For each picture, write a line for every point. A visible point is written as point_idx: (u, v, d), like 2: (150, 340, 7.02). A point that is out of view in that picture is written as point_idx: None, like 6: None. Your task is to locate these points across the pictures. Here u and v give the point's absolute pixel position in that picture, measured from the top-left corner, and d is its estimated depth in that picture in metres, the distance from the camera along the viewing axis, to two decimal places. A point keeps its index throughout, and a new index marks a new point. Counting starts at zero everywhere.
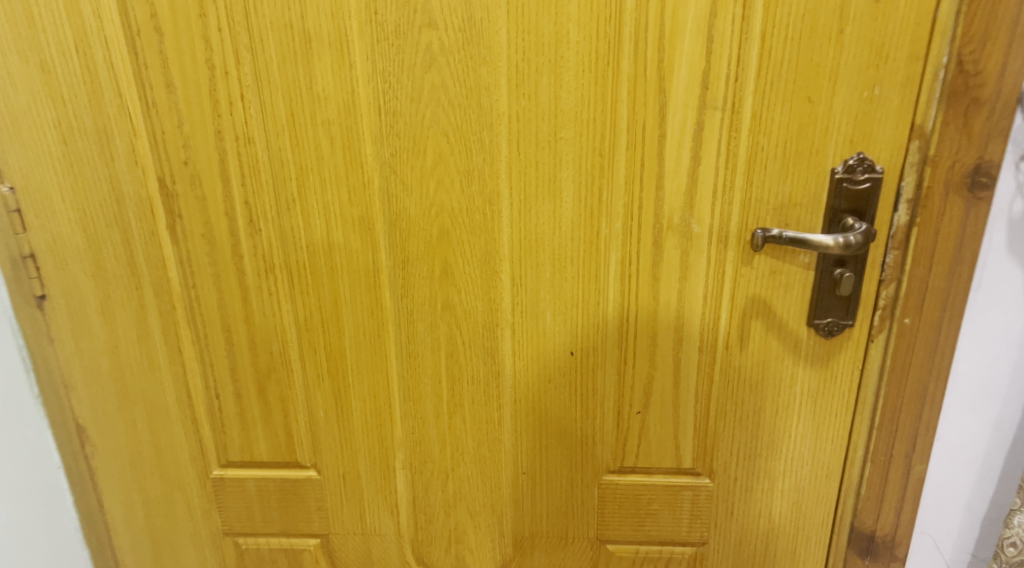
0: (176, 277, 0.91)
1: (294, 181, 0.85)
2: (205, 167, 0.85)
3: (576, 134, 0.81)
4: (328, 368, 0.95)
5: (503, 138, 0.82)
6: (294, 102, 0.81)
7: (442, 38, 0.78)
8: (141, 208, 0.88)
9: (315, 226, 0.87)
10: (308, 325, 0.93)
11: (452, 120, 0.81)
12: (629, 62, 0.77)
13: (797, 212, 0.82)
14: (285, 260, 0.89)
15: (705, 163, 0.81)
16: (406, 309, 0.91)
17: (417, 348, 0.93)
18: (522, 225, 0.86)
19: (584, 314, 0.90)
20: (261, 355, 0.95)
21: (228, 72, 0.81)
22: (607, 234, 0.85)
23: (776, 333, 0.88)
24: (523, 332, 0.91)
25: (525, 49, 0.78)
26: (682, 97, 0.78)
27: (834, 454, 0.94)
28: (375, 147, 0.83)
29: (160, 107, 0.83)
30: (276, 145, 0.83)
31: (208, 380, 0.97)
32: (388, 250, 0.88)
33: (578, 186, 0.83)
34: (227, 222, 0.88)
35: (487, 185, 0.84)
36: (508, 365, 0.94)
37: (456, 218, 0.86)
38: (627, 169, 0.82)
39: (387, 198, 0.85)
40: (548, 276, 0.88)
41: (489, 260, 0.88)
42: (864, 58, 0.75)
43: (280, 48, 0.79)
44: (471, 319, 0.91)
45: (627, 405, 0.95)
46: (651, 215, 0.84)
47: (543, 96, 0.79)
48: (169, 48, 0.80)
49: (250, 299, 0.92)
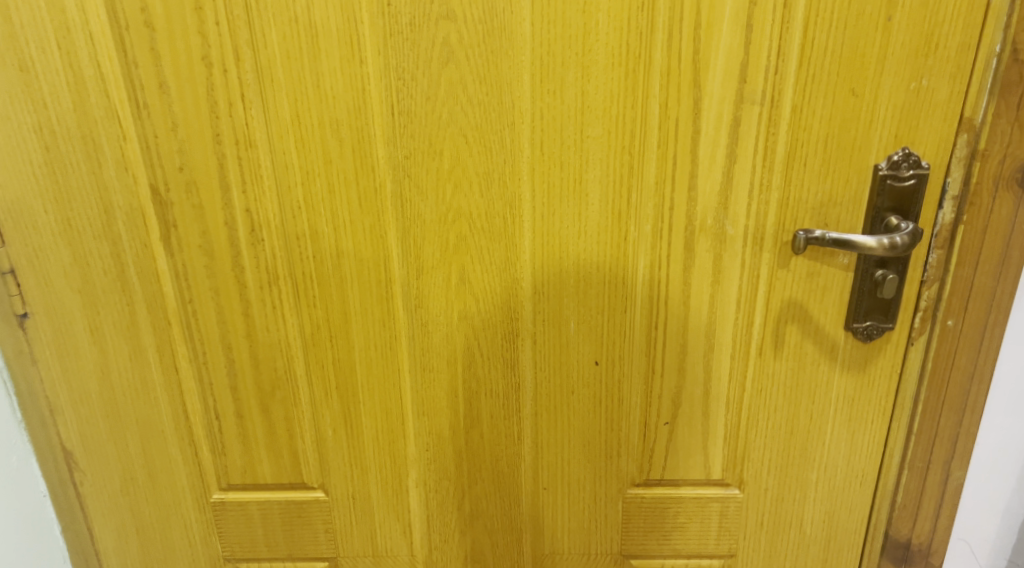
0: (171, 291, 0.85)
1: (300, 187, 0.79)
2: (202, 173, 0.78)
3: (604, 132, 0.75)
4: (337, 385, 0.90)
5: (525, 137, 0.76)
6: (300, 102, 0.75)
7: (461, 30, 0.72)
8: (132, 218, 0.81)
9: (323, 235, 0.81)
10: (315, 339, 0.87)
11: (471, 119, 0.76)
12: (662, 54, 0.72)
13: (837, 211, 0.77)
14: (290, 270, 0.83)
15: (742, 161, 0.76)
16: (420, 321, 0.86)
17: (432, 361, 0.88)
18: (545, 230, 0.81)
19: (610, 321, 0.85)
20: (265, 372, 0.89)
21: (226, 70, 0.74)
22: (636, 238, 0.80)
23: (811, 338, 0.84)
24: (544, 342, 0.87)
25: (550, 41, 0.72)
26: (718, 91, 0.73)
27: (869, 461, 0.90)
28: (387, 149, 0.77)
29: (152, 109, 0.76)
30: (280, 149, 0.77)
31: (207, 400, 0.91)
32: (401, 258, 0.83)
33: (606, 187, 0.78)
34: (227, 232, 0.81)
35: (509, 188, 0.79)
36: (529, 376, 0.89)
37: (475, 222, 0.81)
38: (658, 169, 0.77)
39: (400, 203, 0.80)
40: (572, 283, 0.83)
41: (509, 268, 0.83)
42: (912, 48, 0.71)
43: (283, 44, 0.73)
44: (490, 329, 0.86)
45: (654, 415, 0.90)
46: (683, 217, 0.79)
47: (569, 92, 0.74)
48: (161, 44, 0.73)
49: (252, 314, 0.86)
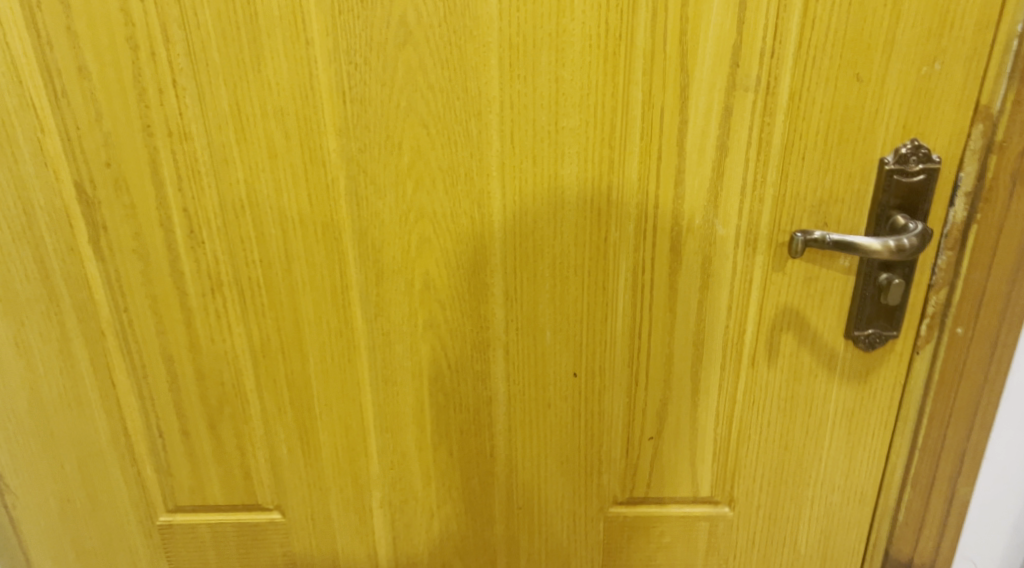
0: (103, 299, 0.76)
1: (243, 184, 0.71)
2: (132, 169, 0.70)
3: (581, 122, 0.67)
4: (292, 399, 0.82)
5: (494, 129, 0.68)
6: (240, 89, 0.67)
7: (419, 8, 0.64)
8: (55, 219, 0.72)
9: (271, 236, 0.73)
10: (266, 350, 0.79)
11: (433, 108, 0.68)
12: (645, 35, 0.64)
13: (837, 209, 0.70)
14: (235, 276, 0.75)
15: (734, 154, 0.68)
16: (381, 330, 0.78)
17: (395, 374, 0.81)
18: (517, 231, 0.73)
19: (589, 330, 0.78)
20: (212, 386, 0.81)
21: (155, 53, 0.65)
22: (617, 239, 0.73)
23: (808, 346, 0.77)
24: (518, 352, 0.79)
25: (520, 20, 0.64)
26: (708, 77, 0.65)
27: (869, 478, 0.83)
28: (339, 141, 0.69)
29: (71, 96, 0.67)
30: (219, 141, 0.69)
31: (150, 416, 0.83)
32: (359, 262, 0.75)
33: (582, 183, 0.70)
34: (163, 234, 0.73)
35: (476, 185, 0.71)
36: (501, 389, 0.81)
37: (440, 223, 0.73)
38: (641, 164, 0.69)
39: (355, 201, 0.72)
40: (547, 288, 0.76)
41: (479, 272, 0.75)
42: (923, 28, 0.63)
43: (219, 23, 0.64)
44: (458, 338, 0.79)
45: (637, 430, 0.83)
46: (669, 216, 0.72)
47: (542, 78, 0.66)
48: (78, 23, 0.64)
49: (195, 324, 0.78)
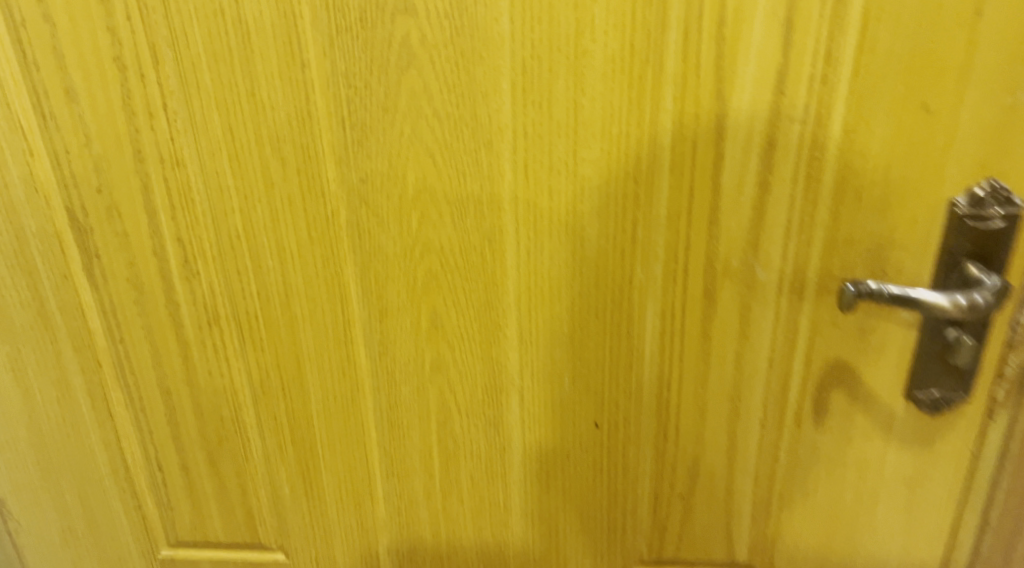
0: (99, 329, 0.73)
1: (238, 213, 0.66)
2: (124, 196, 0.66)
3: (603, 153, 0.60)
4: (294, 438, 0.77)
5: (506, 160, 0.62)
6: (233, 113, 0.62)
7: (423, 28, 0.58)
8: (47, 246, 0.69)
9: (268, 269, 0.68)
10: (266, 387, 0.74)
11: (439, 136, 0.61)
12: (676, 58, 0.56)
13: (896, 256, 0.61)
14: (233, 308, 0.71)
15: (778, 192, 0.60)
16: (385, 370, 0.72)
17: (401, 417, 0.75)
18: (532, 269, 0.66)
19: (611, 378, 0.70)
20: (211, 421, 0.77)
21: (144, 74, 0.61)
22: (643, 281, 0.65)
23: (861, 407, 0.68)
24: (533, 399, 0.72)
25: (534, 42, 0.57)
26: (748, 106, 0.57)
27: (932, 555, 0.73)
28: (339, 170, 0.64)
29: (60, 119, 0.63)
30: (212, 168, 0.64)
31: (149, 449, 0.79)
32: (361, 298, 0.69)
33: (604, 220, 0.63)
34: (158, 263, 0.69)
35: (487, 220, 0.65)
36: (516, 438, 0.74)
37: (447, 258, 0.67)
38: (671, 200, 0.61)
39: (357, 234, 0.66)
40: (565, 333, 0.69)
41: (490, 312, 0.69)
42: (1006, 52, 0.53)
43: (209, 43, 0.59)
44: (468, 382, 0.72)
45: (666, 487, 0.75)
46: (702, 258, 0.63)
47: (558, 105, 0.59)
48: (64, 43, 0.60)
49: (192, 357, 0.74)
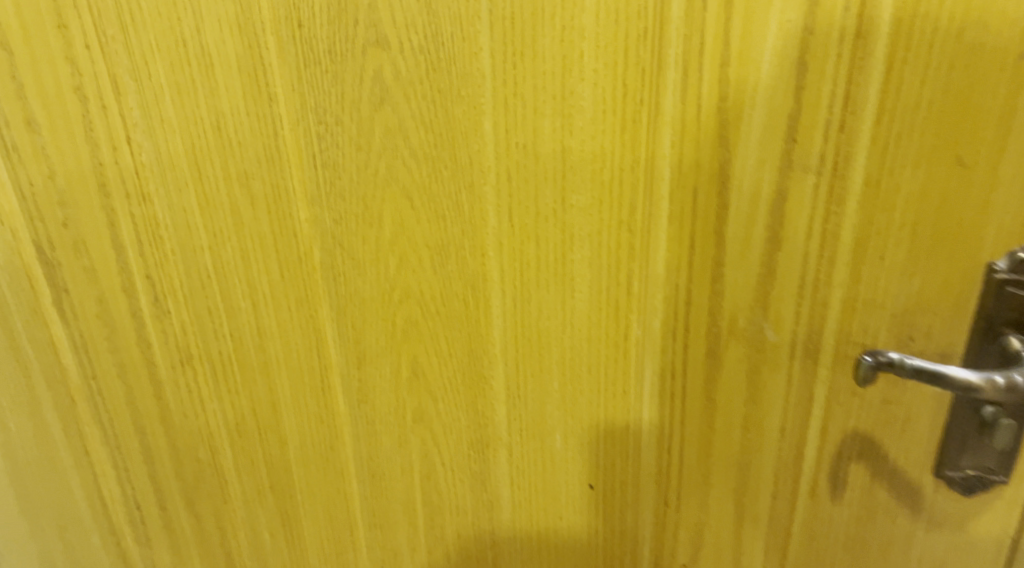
0: (71, 364, 0.70)
1: (208, 252, 0.62)
2: (89, 231, 0.63)
3: (594, 200, 0.55)
4: (272, 484, 0.72)
5: (490, 204, 0.57)
6: (200, 149, 0.58)
7: (397, 61, 0.53)
8: (17, 279, 0.66)
9: (241, 309, 0.64)
10: (242, 430, 0.70)
11: (417, 178, 0.56)
12: (674, 100, 0.50)
13: (927, 321, 0.52)
14: (206, 348, 0.67)
15: (790, 248, 0.53)
16: (365, 419, 0.68)
17: (382, 467, 0.69)
18: (519, 320, 0.61)
19: (607, 439, 0.64)
20: (187, 463, 0.73)
21: (106, 106, 0.57)
22: (641, 338, 0.59)
23: (887, 496, 0.58)
24: (523, 456, 0.66)
25: (517, 79, 0.52)
26: (755, 153, 0.51)
27: None
28: (312, 210, 0.59)
29: (24, 151, 0.60)
30: (179, 204, 0.60)
31: (126, 488, 0.76)
32: (338, 343, 0.65)
33: (596, 270, 0.57)
34: (127, 300, 0.65)
35: (470, 266, 0.59)
36: (505, 495, 0.68)
37: (428, 305, 0.61)
38: (669, 253, 0.55)
39: (332, 276, 0.62)
40: (556, 388, 0.63)
41: (474, 363, 0.63)
42: None
43: (171, 75, 0.56)
44: (453, 435, 0.66)
45: (669, 558, 0.68)
46: (704, 316, 0.57)
47: (544, 147, 0.54)
48: (24, 72, 0.57)
49: (166, 396, 0.70)
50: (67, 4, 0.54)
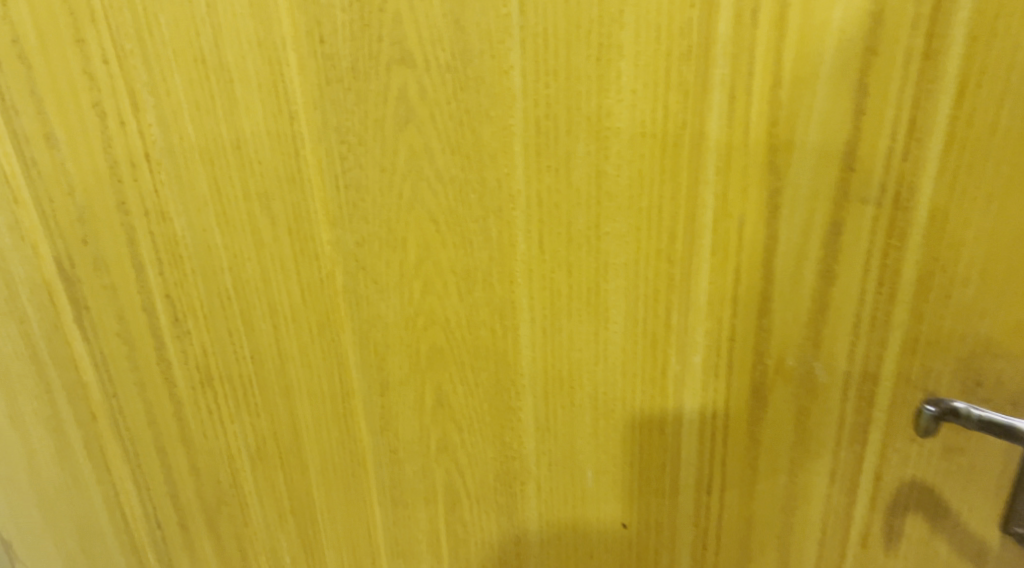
0: (92, 381, 0.68)
1: (228, 272, 0.60)
2: (109, 249, 0.61)
3: (631, 228, 0.51)
4: (294, 508, 0.70)
5: (519, 229, 0.53)
6: (219, 167, 0.56)
7: (423, 80, 0.50)
8: (37, 295, 0.65)
9: (262, 332, 0.62)
10: (263, 453, 0.68)
11: (443, 201, 0.53)
12: (720, 122, 0.46)
13: (998, 368, 0.47)
14: (227, 369, 0.65)
15: (845, 285, 0.49)
16: (388, 447, 0.64)
17: (405, 496, 0.66)
18: (548, 351, 0.57)
19: (642, 477, 0.60)
20: (207, 483, 0.71)
21: (124, 122, 0.56)
22: (680, 374, 0.55)
23: (948, 549, 0.53)
24: (553, 491, 0.62)
25: (550, 99, 0.48)
26: (807, 182, 0.47)
27: None
28: (334, 233, 0.56)
29: (43, 167, 0.59)
30: (198, 224, 0.58)
31: (148, 506, 0.74)
32: (361, 369, 0.62)
33: (632, 301, 0.53)
34: (147, 319, 0.64)
35: (498, 293, 0.56)
36: (534, 530, 0.65)
37: (454, 333, 0.58)
38: (712, 286, 0.51)
39: (355, 300, 0.59)
40: (588, 423, 0.59)
41: (501, 394, 0.60)
42: None
43: (190, 92, 0.53)
44: (479, 467, 0.63)
45: None
46: (749, 352, 0.53)
47: (578, 171, 0.50)
48: (43, 87, 0.56)
49: (186, 416, 0.68)
50: (85, 19, 0.52)
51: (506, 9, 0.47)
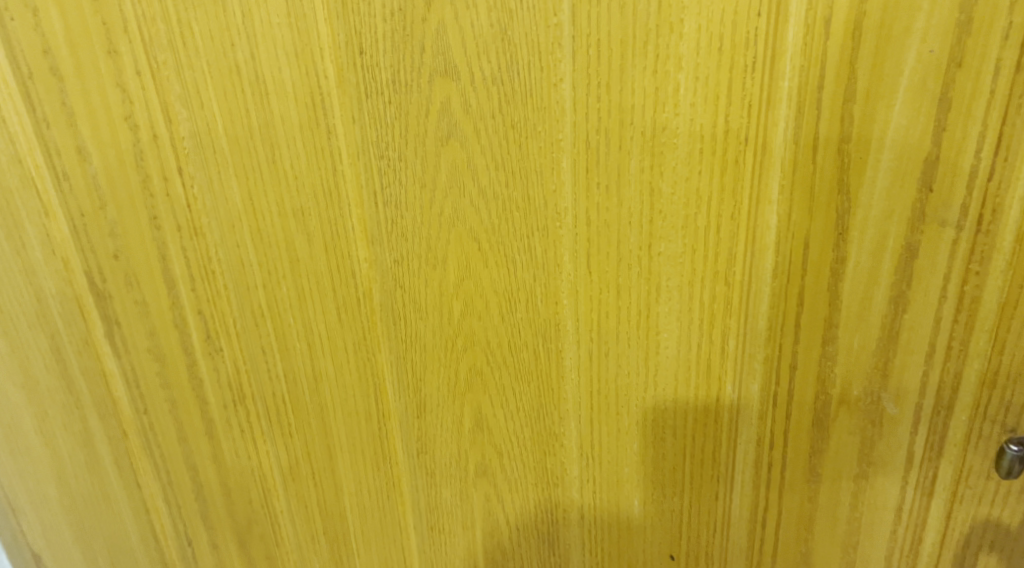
0: (123, 398, 0.66)
1: (261, 289, 0.58)
2: (141, 264, 0.59)
3: (686, 249, 0.48)
4: (326, 529, 0.67)
5: (566, 248, 0.50)
6: (254, 181, 0.54)
7: (467, 93, 0.47)
8: (68, 310, 0.63)
9: (296, 351, 0.60)
10: (295, 473, 0.66)
11: (486, 219, 0.51)
12: (785, 139, 0.43)
13: None
14: (260, 388, 0.63)
15: (919, 312, 0.45)
16: (424, 471, 0.62)
17: (442, 520, 0.64)
18: (594, 375, 0.54)
19: (692, 508, 0.57)
20: (238, 503, 0.68)
21: (157, 135, 0.54)
22: (736, 402, 0.52)
23: None
24: (596, 520, 0.60)
25: (602, 113, 0.46)
26: (880, 202, 0.43)
27: None
28: (371, 250, 0.54)
29: (73, 180, 0.57)
30: (232, 240, 0.56)
31: (178, 525, 0.72)
32: (397, 390, 0.59)
33: (685, 325, 0.50)
34: (179, 335, 0.62)
35: (542, 315, 0.53)
36: (575, 557, 0.62)
37: (495, 355, 0.56)
38: (772, 310, 0.48)
39: (392, 319, 0.56)
40: (635, 450, 0.56)
41: (544, 419, 0.57)
42: None
43: (224, 104, 0.51)
44: (519, 492, 0.60)
45: None
46: (811, 381, 0.49)
47: (630, 189, 0.47)
48: (74, 99, 0.54)
49: (218, 435, 0.66)
50: (118, 29, 0.51)
51: (556, 18, 0.44)
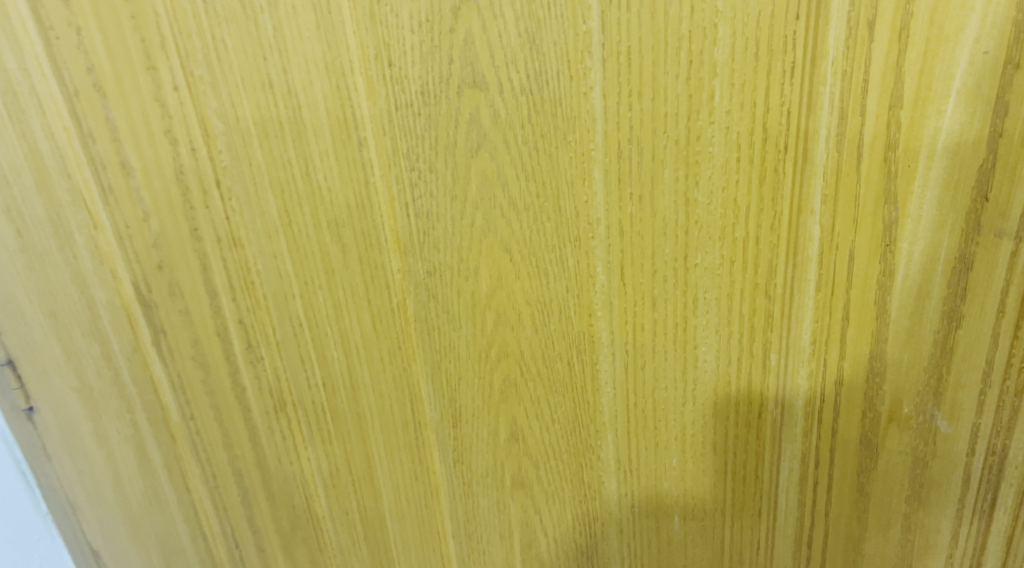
0: (171, 405, 0.66)
1: (298, 299, 0.58)
2: (183, 275, 0.60)
3: (724, 261, 0.46)
4: (368, 535, 0.68)
5: (599, 259, 0.49)
6: (288, 193, 0.54)
7: (496, 103, 0.47)
8: (115, 320, 0.64)
9: (334, 360, 0.60)
10: (336, 481, 0.66)
11: (518, 230, 0.50)
12: (828, 147, 0.42)
13: None
14: (300, 396, 0.63)
15: (975, 324, 0.44)
16: (461, 480, 0.62)
17: (480, 529, 0.63)
18: (630, 388, 0.53)
19: (734, 526, 0.55)
20: (281, 509, 0.69)
21: (194, 148, 0.54)
22: (779, 418, 0.50)
23: None
24: (635, 534, 0.58)
25: (633, 121, 0.44)
26: (931, 210, 0.42)
27: None
28: (405, 261, 0.54)
29: (116, 192, 0.58)
30: (269, 251, 0.57)
31: (226, 529, 0.72)
32: (433, 401, 0.59)
33: (725, 338, 0.49)
34: (220, 344, 0.62)
35: (575, 326, 0.52)
36: None
37: (529, 365, 0.55)
38: (816, 324, 0.46)
39: (426, 330, 0.56)
40: (674, 465, 0.54)
41: (580, 431, 0.56)
42: None
43: (257, 116, 0.52)
44: (556, 505, 0.59)
45: None
46: (859, 398, 0.47)
47: (664, 198, 0.46)
48: (116, 114, 0.55)
49: (260, 442, 0.66)
50: (156, 45, 0.51)
51: (586, 26, 0.43)
